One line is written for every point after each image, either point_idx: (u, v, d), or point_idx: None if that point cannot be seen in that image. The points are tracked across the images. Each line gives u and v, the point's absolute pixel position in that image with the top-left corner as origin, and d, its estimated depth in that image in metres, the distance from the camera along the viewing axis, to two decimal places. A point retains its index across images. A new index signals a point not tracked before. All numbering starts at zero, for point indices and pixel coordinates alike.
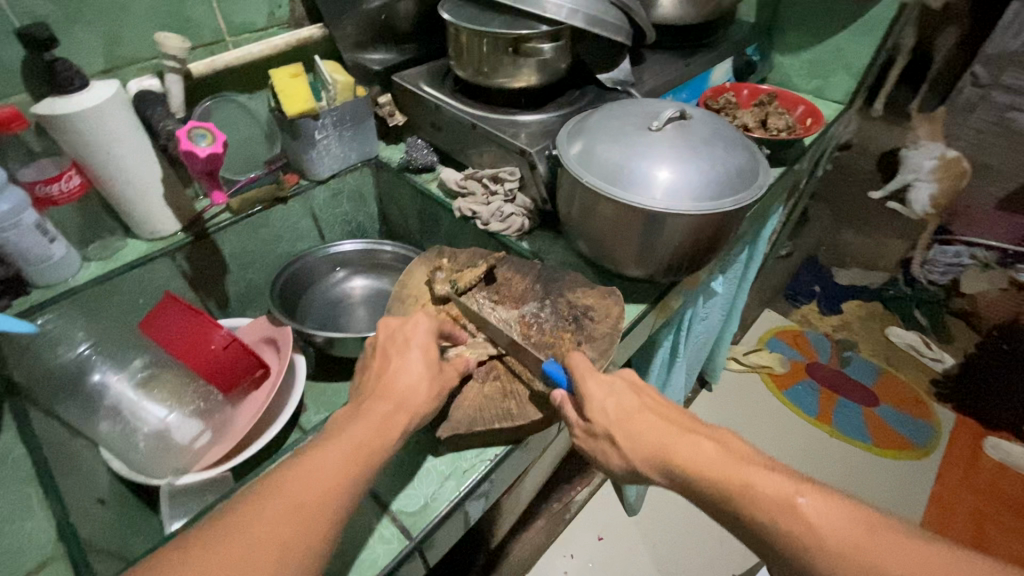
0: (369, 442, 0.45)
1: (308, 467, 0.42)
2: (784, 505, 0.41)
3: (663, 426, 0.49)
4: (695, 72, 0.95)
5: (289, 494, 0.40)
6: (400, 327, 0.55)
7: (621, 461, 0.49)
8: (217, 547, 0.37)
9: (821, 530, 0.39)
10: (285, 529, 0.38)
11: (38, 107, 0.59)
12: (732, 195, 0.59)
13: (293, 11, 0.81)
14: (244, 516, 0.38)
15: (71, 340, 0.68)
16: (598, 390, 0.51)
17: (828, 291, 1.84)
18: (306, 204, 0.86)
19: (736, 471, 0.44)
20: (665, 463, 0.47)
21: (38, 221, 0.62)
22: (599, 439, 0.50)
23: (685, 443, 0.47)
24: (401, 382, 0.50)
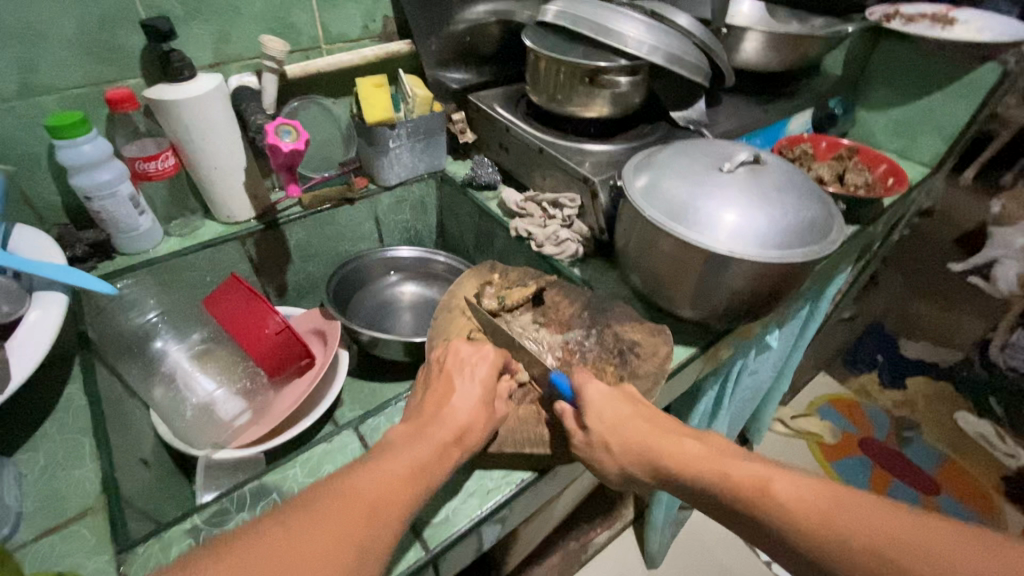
0: (427, 464, 0.45)
1: (378, 474, 0.42)
2: (752, 482, 0.44)
3: (656, 430, 0.50)
4: (774, 119, 0.92)
5: (366, 496, 0.40)
6: (468, 355, 0.55)
7: (613, 463, 0.51)
8: (302, 533, 0.35)
9: (791, 504, 0.41)
10: (362, 527, 0.38)
11: (150, 92, 0.65)
12: (801, 247, 0.56)
13: (385, 26, 0.85)
14: (328, 504, 0.38)
15: (142, 307, 0.72)
16: (596, 395, 0.52)
17: (892, 361, 1.72)
18: (371, 207, 0.89)
19: (704, 460, 0.47)
20: (656, 459, 0.49)
21: (133, 194, 0.68)
22: (594, 445, 0.51)
23: (671, 442, 0.49)
24: (459, 411, 0.50)
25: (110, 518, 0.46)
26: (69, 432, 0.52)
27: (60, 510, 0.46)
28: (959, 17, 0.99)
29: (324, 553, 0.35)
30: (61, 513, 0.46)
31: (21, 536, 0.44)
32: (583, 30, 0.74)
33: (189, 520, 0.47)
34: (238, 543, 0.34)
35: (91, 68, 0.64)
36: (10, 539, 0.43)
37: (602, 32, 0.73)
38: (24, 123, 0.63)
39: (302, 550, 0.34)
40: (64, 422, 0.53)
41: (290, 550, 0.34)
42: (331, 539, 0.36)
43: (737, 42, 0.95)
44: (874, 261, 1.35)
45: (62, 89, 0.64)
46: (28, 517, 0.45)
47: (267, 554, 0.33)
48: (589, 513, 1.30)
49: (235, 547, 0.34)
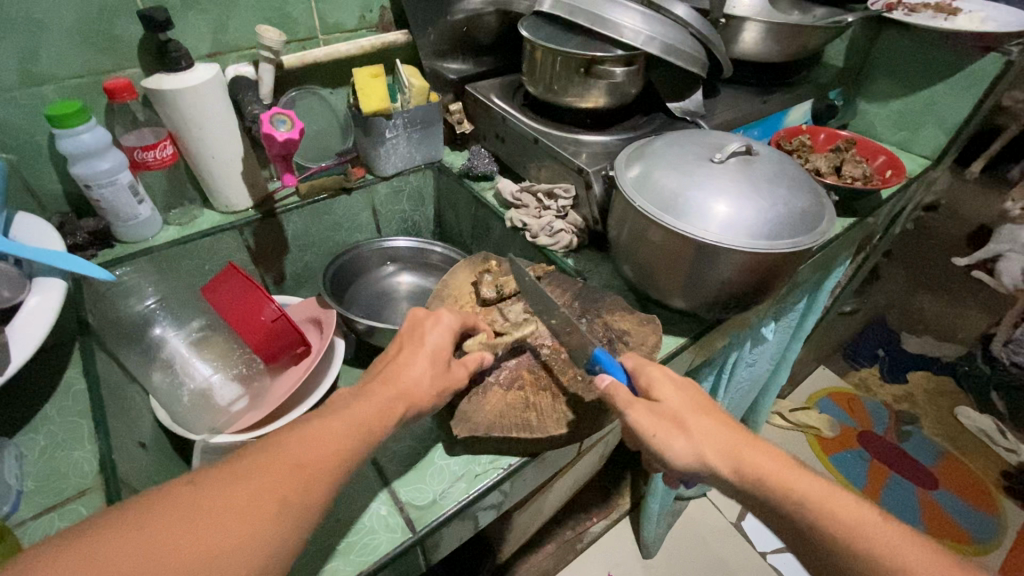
0: (364, 426, 0.44)
1: (308, 434, 0.41)
2: (862, 530, 0.40)
3: (735, 428, 0.47)
4: (772, 110, 0.92)
5: (290, 454, 0.39)
6: (422, 320, 0.55)
7: (687, 452, 0.45)
8: (222, 487, 0.36)
9: (899, 552, 0.39)
10: (282, 483, 0.37)
11: (147, 82, 0.65)
12: (791, 237, 0.56)
13: (382, 17, 0.86)
14: (248, 463, 0.38)
15: (141, 293, 0.72)
16: (663, 373, 0.50)
17: (894, 357, 1.70)
18: (369, 197, 0.90)
19: (795, 480, 0.43)
20: (740, 463, 0.44)
21: (132, 183, 0.69)
22: (666, 421, 0.46)
23: (758, 446, 0.46)
24: (405, 373, 0.49)
25: (105, 497, 0.47)
26: (69, 415, 0.54)
27: (58, 490, 0.48)
28: (963, 7, 0.98)
29: (233, 507, 0.35)
30: (60, 492, 0.48)
31: (20, 514, 0.46)
32: (579, 19, 0.74)
33: None
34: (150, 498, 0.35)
35: (89, 58, 0.65)
36: (10, 517, 0.45)
37: (598, 22, 0.73)
38: (24, 112, 0.64)
39: (212, 505, 0.35)
40: (64, 405, 0.55)
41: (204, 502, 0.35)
42: (244, 496, 0.36)
43: (736, 33, 0.94)
44: (874, 254, 1.34)
45: (61, 79, 0.65)
46: (28, 495, 0.47)
47: (175, 508, 0.34)
48: (585, 502, 1.31)
49: (147, 503, 0.34)
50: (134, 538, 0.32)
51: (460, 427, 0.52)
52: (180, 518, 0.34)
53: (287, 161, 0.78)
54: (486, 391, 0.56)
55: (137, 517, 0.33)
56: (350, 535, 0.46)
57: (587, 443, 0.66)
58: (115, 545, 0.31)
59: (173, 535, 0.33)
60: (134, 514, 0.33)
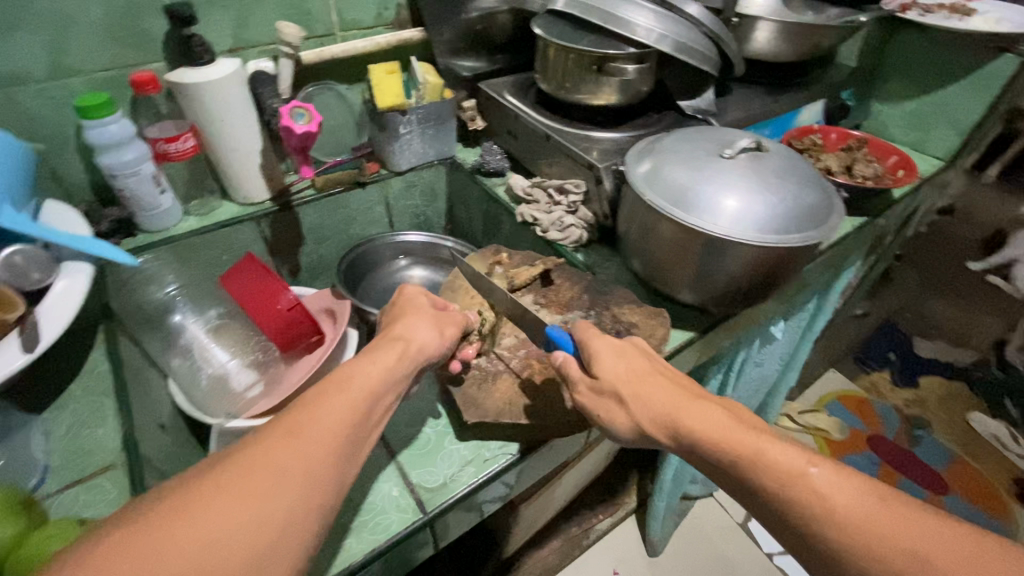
0: (375, 383, 0.44)
1: (317, 407, 0.40)
2: (789, 479, 0.39)
3: (675, 390, 0.47)
4: (784, 109, 0.92)
5: (303, 428, 0.38)
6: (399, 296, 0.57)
7: (627, 426, 0.47)
8: (227, 491, 0.34)
9: (830, 497, 0.37)
10: (300, 462, 0.37)
11: (171, 75, 0.67)
12: (799, 232, 0.57)
13: (398, 14, 0.87)
14: (261, 447, 0.37)
15: (162, 281, 0.75)
16: (606, 347, 0.51)
17: (905, 361, 1.68)
18: (382, 191, 0.92)
19: (729, 436, 0.42)
20: (675, 429, 0.45)
21: (154, 173, 0.71)
22: (606, 398, 0.49)
23: (695, 408, 0.45)
24: (406, 327, 0.51)
25: (128, 473, 0.49)
26: (94, 395, 0.56)
27: (84, 465, 0.50)
28: (979, 7, 0.97)
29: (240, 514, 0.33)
30: (85, 467, 0.49)
31: (48, 486, 0.48)
32: (592, 18, 0.75)
33: None
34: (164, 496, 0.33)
35: (117, 52, 0.67)
36: (37, 490, 0.47)
37: (611, 20, 0.74)
38: (53, 104, 0.67)
39: (236, 496, 0.34)
40: (89, 385, 0.57)
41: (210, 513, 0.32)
42: (266, 483, 0.35)
43: (749, 32, 0.94)
44: (886, 256, 1.34)
45: (89, 71, 0.67)
46: (54, 470, 0.49)
47: (197, 502, 0.33)
48: (591, 499, 1.32)
49: (165, 501, 0.33)
50: (161, 538, 0.31)
51: (471, 413, 0.53)
52: (204, 513, 0.32)
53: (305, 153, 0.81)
54: (497, 380, 0.57)
55: (158, 518, 0.32)
56: (362, 514, 0.48)
57: (595, 433, 0.67)
58: (144, 547, 0.30)
59: (202, 530, 0.32)
60: (153, 514, 0.32)
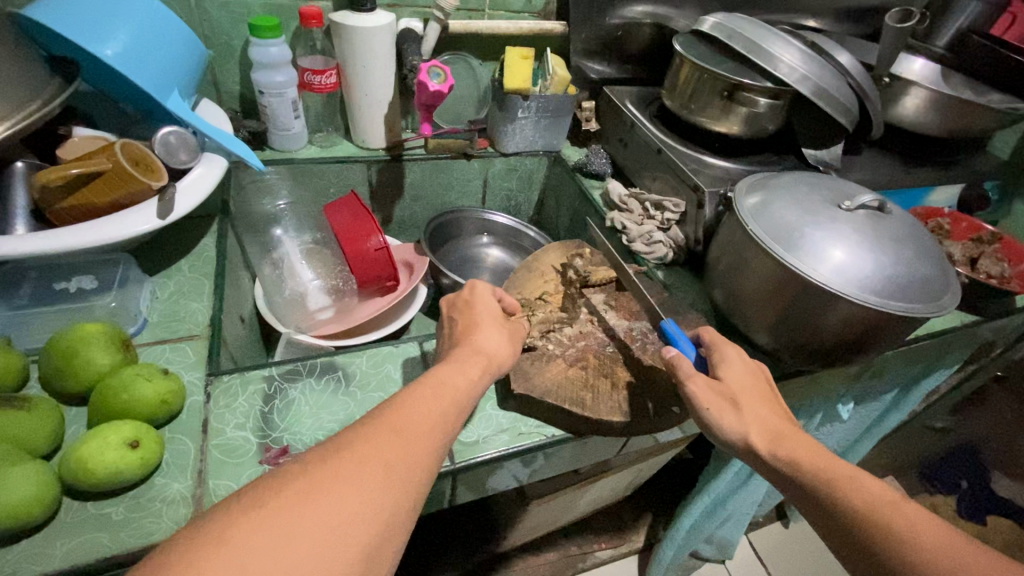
0: (459, 391, 0.45)
1: (404, 404, 0.42)
2: (876, 500, 0.41)
3: (782, 420, 0.50)
4: (913, 183, 0.87)
5: (393, 424, 0.40)
6: (471, 292, 0.58)
7: (735, 429, 0.49)
8: (329, 480, 0.35)
9: (915, 524, 0.39)
10: (394, 455, 0.38)
11: (334, 15, 0.74)
12: (904, 301, 0.53)
13: (546, 5, 0.89)
14: (357, 441, 0.38)
15: (274, 195, 0.82)
16: (737, 357, 0.54)
17: (975, 492, 1.51)
18: (484, 167, 0.95)
19: (826, 459, 0.44)
20: (779, 442, 0.47)
21: (295, 99, 0.77)
22: (721, 399, 0.50)
23: (802, 438, 0.47)
24: (479, 334, 0.52)
25: (208, 347, 0.54)
26: (197, 273, 0.62)
27: (175, 327, 0.55)
28: None
29: (346, 508, 0.34)
30: (175, 329, 0.55)
31: (143, 336, 0.54)
32: (736, 44, 0.75)
33: (267, 369, 0.54)
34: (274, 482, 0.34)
35: None
36: (135, 336, 0.54)
37: (755, 50, 0.74)
38: (232, 18, 0.74)
39: (341, 485, 0.35)
40: (195, 263, 0.63)
41: (316, 506, 0.33)
42: (363, 480, 0.36)
43: (898, 95, 0.89)
44: (988, 372, 1.21)
45: None
46: (151, 324, 0.55)
47: (307, 489, 0.34)
48: (598, 525, 1.29)
49: (275, 490, 0.34)
50: (282, 525, 0.32)
51: (519, 384, 0.53)
52: (315, 502, 0.33)
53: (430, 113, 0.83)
54: (548, 361, 0.56)
55: (273, 503, 0.33)
56: None
57: (631, 447, 0.65)
58: (262, 532, 0.31)
59: (309, 526, 0.32)
60: (258, 500, 0.33)
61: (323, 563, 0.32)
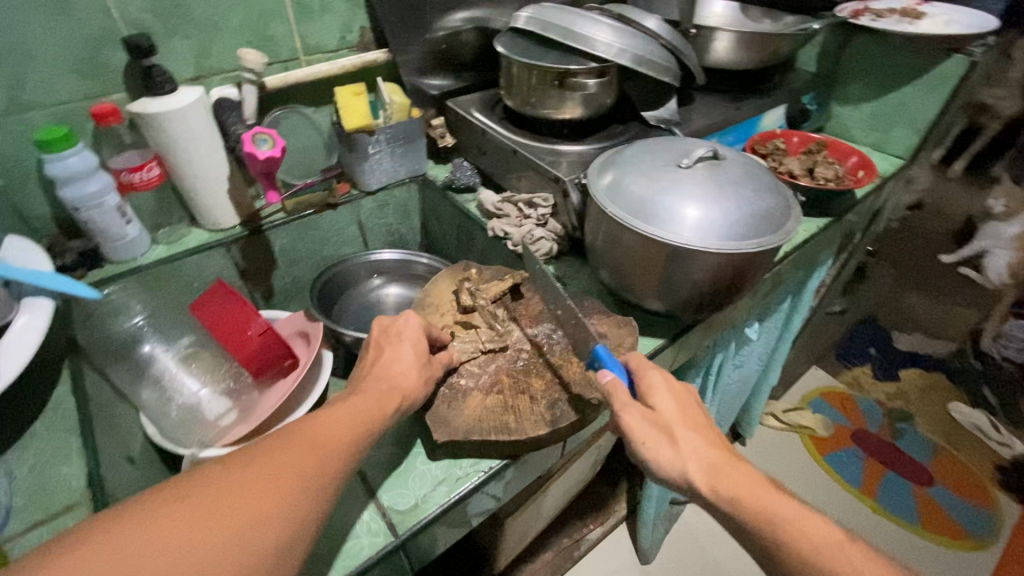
0: (374, 407, 0.48)
1: (321, 422, 0.45)
2: (822, 543, 0.41)
3: (720, 447, 0.49)
4: (746, 116, 0.94)
5: (307, 439, 0.43)
6: (393, 322, 0.57)
7: (673, 464, 0.47)
8: (245, 473, 0.39)
9: (863, 565, 0.40)
10: (304, 464, 0.41)
11: (133, 106, 0.67)
12: (758, 238, 0.58)
13: (362, 37, 0.86)
14: (277, 445, 0.42)
15: (129, 312, 0.75)
16: (662, 383, 0.52)
17: (885, 356, 1.72)
18: (354, 212, 0.92)
19: (772, 501, 0.44)
20: (720, 478, 0.46)
21: (119, 204, 0.70)
22: (656, 430, 0.49)
23: (743, 470, 0.47)
24: (394, 366, 0.53)
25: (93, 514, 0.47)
26: (58, 432, 0.54)
27: (45, 504, 0.48)
28: (930, 11, 1.01)
29: (255, 493, 0.38)
30: (46, 507, 0.48)
31: (9, 529, 0.46)
32: (552, 34, 0.78)
33: None
34: (189, 482, 0.38)
35: (77, 84, 0.66)
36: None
37: (570, 36, 0.77)
38: (10, 138, 0.65)
39: (255, 476, 0.39)
40: (53, 422, 0.55)
41: (228, 492, 0.37)
42: (277, 471, 0.40)
43: (708, 42, 0.97)
44: (857, 254, 1.36)
45: (48, 104, 0.65)
46: (18, 512, 0.48)
47: (223, 480, 0.38)
48: (581, 509, 1.31)
49: (187, 487, 0.37)
50: (187, 515, 0.35)
51: (440, 433, 0.51)
52: (224, 499, 0.37)
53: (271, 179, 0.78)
54: (466, 397, 0.55)
55: (193, 492, 0.37)
56: (327, 541, 0.47)
57: (573, 445, 0.65)
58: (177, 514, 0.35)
59: (219, 510, 0.36)
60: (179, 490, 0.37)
61: (227, 542, 0.35)
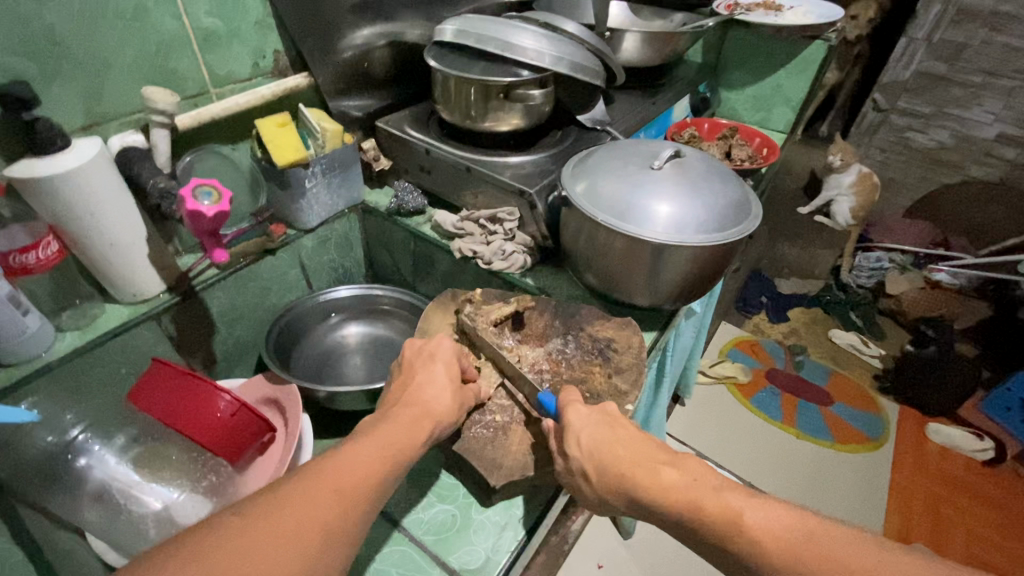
0: (400, 439, 0.43)
1: (346, 461, 0.39)
2: (718, 521, 0.39)
3: (632, 451, 0.46)
4: (662, 110, 1.01)
5: (333, 484, 0.37)
6: (424, 344, 0.55)
7: (594, 495, 0.46)
8: (269, 520, 0.34)
9: (757, 530, 0.37)
10: (330, 516, 0.35)
11: (13, 170, 0.53)
12: (735, 226, 0.63)
13: (276, 61, 0.78)
14: (301, 483, 0.37)
15: (60, 426, 0.61)
16: (580, 416, 0.49)
17: (775, 300, 1.96)
18: (295, 253, 0.84)
19: (674, 491, 0.41)
20: (630, 493, 0.43)
21: (11, 294, 0.56)
22: (575, 470, 0.47)
23: (645, 469, 0.44)
24: (425, 391, 0.50)
25: None
26: None
27: None
28: (786, 3, 1.17)
29: (278, 542, 0.33)
30: None
31: None
32: (488, 47, 0.76)
33: None
34: (194, 544, 0.32)
35: None
36: None
37: (508, 48, 0.75)
38: None
39: (275, 524, 0.33)
40: None
41: (245, 544, 0.32)
42: (300, 512, 0.35)
43: (618, 42, 1.02)
44: None
45: None
46: None
47: (240, 529, 0.33)
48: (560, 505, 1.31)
49: (191, 552, 0.31)
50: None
51: (496, 476, 0.51)
52: (238, 566, 0.31)
53: (217, 236, 0.69)
54: (507, 432, 0.55)
55: (203, 547, 0.31)
56: None
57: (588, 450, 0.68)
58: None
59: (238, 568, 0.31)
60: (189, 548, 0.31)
61: None
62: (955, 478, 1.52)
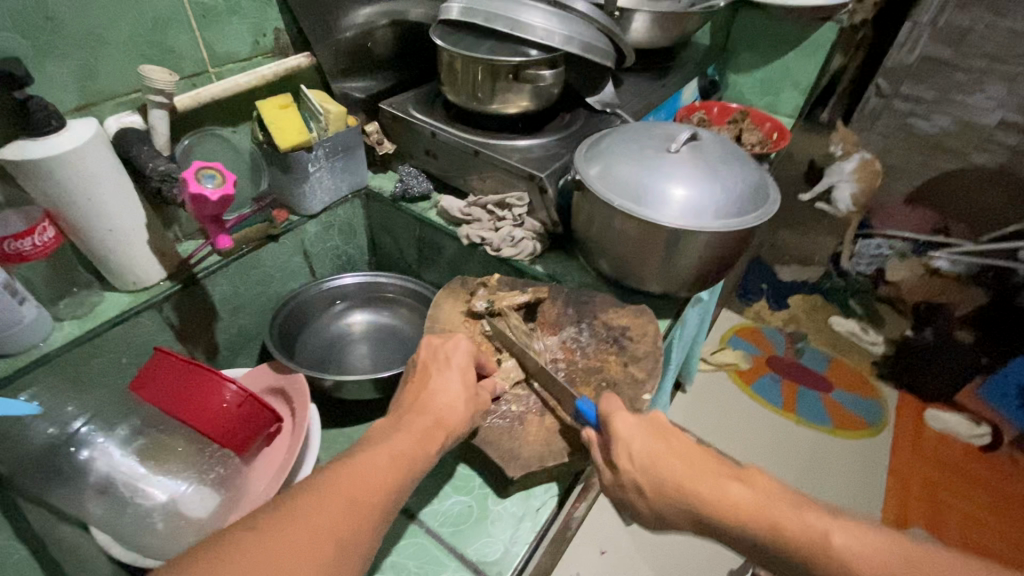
0: (412, 449, 0.42)
1: (356, 467, 0.38)
2: (805, 545, 0.38)
3: (692, 466, 0.44)
4: (671, 93, 0.99)
5: (344, 489, 0.36)
6: (442, 344, 0.53)
7: (655, 518, 0.45)
8: (283, 529, 0.33)
9: (847, 555, 0.36)
10: (344, 525, 0.35)
11: (5, 152, 0.51)
12: (753, 212, 0.62)
13: (277, 40, 0.75)
14: (314, 490, 0.36)
15: (62, 417, 0.59)
16: (628, 425, 0.47)
17: (775, 288, 1.97)
18: (298, 240, 0.82)
19: (751, 515, 0.40)
20: (698, 515, 0.42)
21: (7, 282, 0.54)
22: (631, 488, 0.46)
23: (710, 485, 0.42)
24: (440, 399, 0.48)
25: None
26: None
27: None
28: None
29: (293, 550, 0.32)
30: None
31: None
32: (497, 25, 0.73)
33: None
34: (206, 553, 0.31)
35: None
36: None
37: (516, 27, 0.73)
38: None
39: (289, 531, 0.32)
40: None
41: (259, 550, 0.31)
42: (312, 516, 0.34)
43: (627, 23, 1.00)
44: None
45: None
46: None
47: (253, 535, 0.32)
48: None
49: (205, 561, 0.30)
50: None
51: (513, 467, 0.50)
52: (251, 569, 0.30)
53: (220, 221, 0.68)
54: (523, 422, 0.54)
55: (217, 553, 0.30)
56: None
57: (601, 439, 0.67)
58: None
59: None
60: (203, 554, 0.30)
61: None
62: (951, 462, 1.54)
